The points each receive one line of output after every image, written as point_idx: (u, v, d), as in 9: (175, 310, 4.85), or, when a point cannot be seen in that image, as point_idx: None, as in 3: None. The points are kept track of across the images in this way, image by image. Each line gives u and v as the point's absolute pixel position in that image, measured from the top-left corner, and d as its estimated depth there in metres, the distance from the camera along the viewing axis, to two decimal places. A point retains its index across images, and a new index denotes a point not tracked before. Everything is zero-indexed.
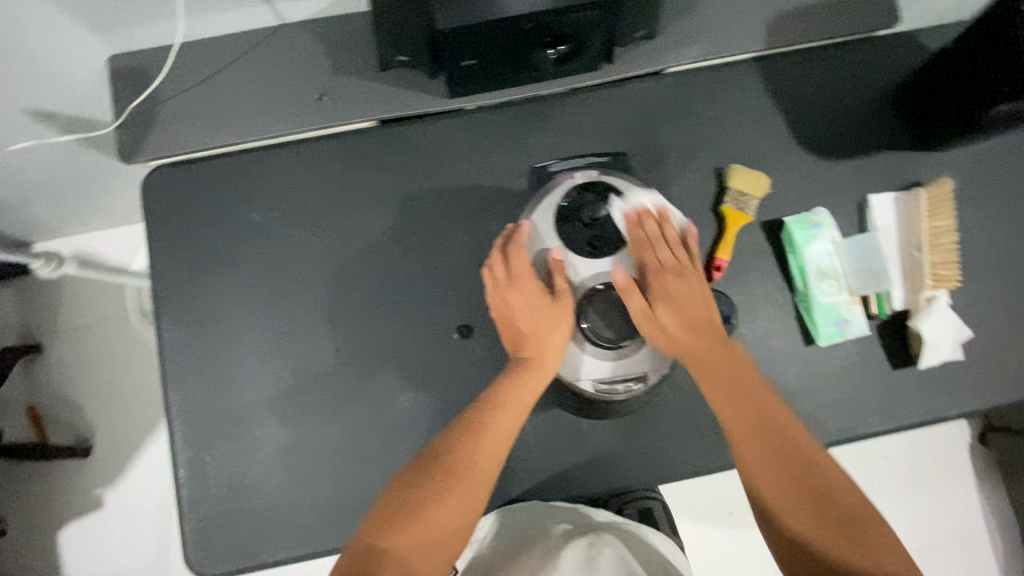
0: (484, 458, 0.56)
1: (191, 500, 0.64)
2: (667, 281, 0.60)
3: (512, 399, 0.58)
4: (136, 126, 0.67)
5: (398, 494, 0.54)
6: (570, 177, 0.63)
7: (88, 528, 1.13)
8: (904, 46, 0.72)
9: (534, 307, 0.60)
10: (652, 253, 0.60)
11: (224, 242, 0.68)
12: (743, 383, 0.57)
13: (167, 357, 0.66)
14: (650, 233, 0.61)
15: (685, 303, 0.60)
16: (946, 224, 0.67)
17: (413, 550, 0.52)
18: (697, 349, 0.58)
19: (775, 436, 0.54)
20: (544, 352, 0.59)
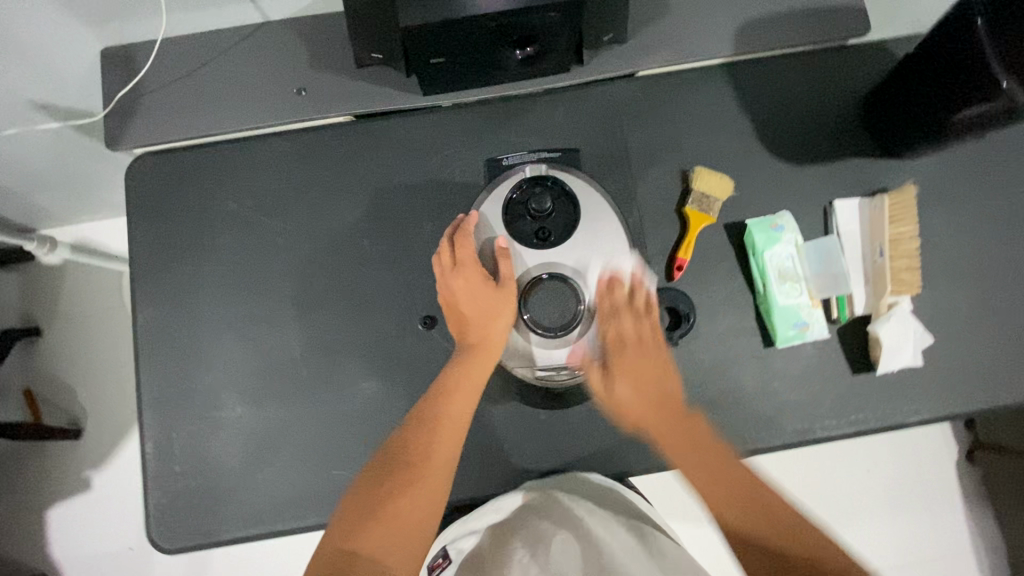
0: (443, 448, 0.57)
1: (158, 474, 0.67)
2: (627, 354, 0.61)
3: (463, 386, 0.59)
4: (123, 114, 0.70)
5: (362, 498, 0.54)
6: (521, 170, 0.66)
7: (75, 509, 1.15)
8: (874, 55, 0.73)
9: (478, 293, 0.62)
10: (615, 325, 0.62)
11: (202, 229, 0.71)
12: (723, 464, 0.56)
13: (142, 336, 0.69)
14: (614, 301, 0.63)
15: (645, 373, 0.61)
16: (909, 229, 0.67)
17: (383, 551, 0.51)
18: (670, 431, 0.59)
19: (768, 519, 0.52)
20: (491, 337, 0.61)
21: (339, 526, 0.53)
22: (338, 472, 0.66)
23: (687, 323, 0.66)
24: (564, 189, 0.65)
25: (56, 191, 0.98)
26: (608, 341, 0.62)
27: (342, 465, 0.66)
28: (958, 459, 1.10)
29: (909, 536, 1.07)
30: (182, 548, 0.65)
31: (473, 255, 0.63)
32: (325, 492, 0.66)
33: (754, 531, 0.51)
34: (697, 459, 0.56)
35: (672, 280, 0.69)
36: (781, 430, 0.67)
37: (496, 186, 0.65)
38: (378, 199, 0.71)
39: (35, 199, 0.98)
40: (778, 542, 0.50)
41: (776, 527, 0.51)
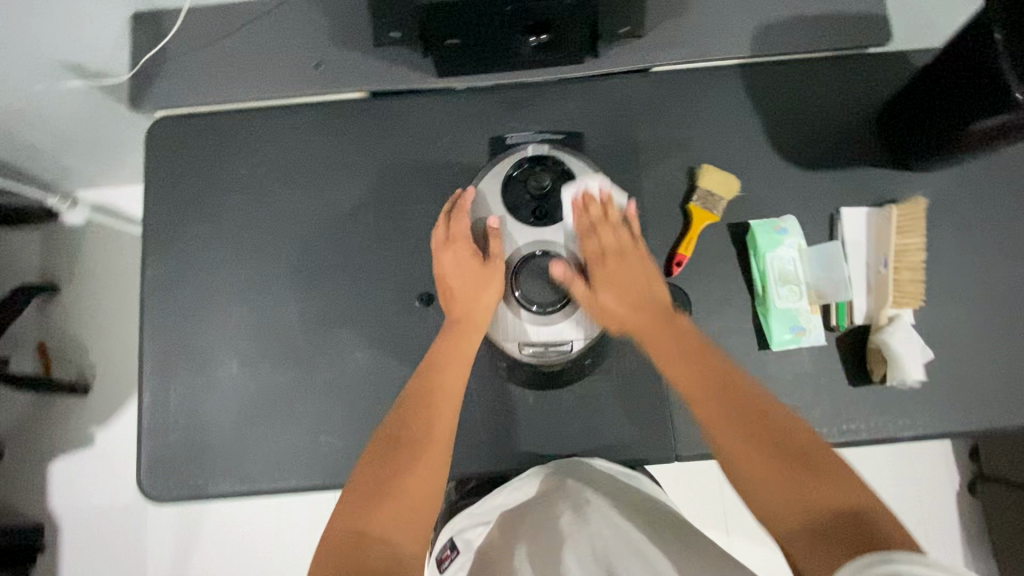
0: (441, 423, 0.56)
1: (151, 426, 0.68)
2: (608, 262, 0.62)
3: (458, 360, 0.60)
4: (148, 78, 0.72)
5: (365, 481, 0.52)
6: (522, 150, 0.66)
7: (76, 463, 1.18)
8: (893, 66, 0.72)
9: (466, 268, 0.62)
10: (596, 235, 0.63)
11: (214, 193, 0.73)
12: (709, 370, 0.54)
13: (149, 292, 0.71)
14: (591, 219, 0.64)
15: (626, 279, 0.61)
16: (915, 242, 0.67)
17: (394, 529, 0.50)
18: (653, 333, 0.58)
19: (758, 426, 0.50)
20: (482, 310, 0.61)
21: (343, 509, 0.51)
22: (325, 438, 0.67)
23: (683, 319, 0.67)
24: (565, 170, 0.65)
25: (80, 152, 1.01)
26: (589, 252, 0.62)
27: (330, 432, 0.67)
28: (959, 490, 1.07)
29: None
30: (171, 498, 0.67)
31: (466, 231, 0.63)
32: (311, 456, 0.67)
33: (745, 434, 0.50)
34: (679, 355, 0.56)
35: (671, 275, 0.69)
36: None
37: (496, 164, 0.66)
38: (386, 175, 0.72)
39: (61, 158, 1.01)
40: (768, 440, 0.49)
41: (766, 429, 0.50)
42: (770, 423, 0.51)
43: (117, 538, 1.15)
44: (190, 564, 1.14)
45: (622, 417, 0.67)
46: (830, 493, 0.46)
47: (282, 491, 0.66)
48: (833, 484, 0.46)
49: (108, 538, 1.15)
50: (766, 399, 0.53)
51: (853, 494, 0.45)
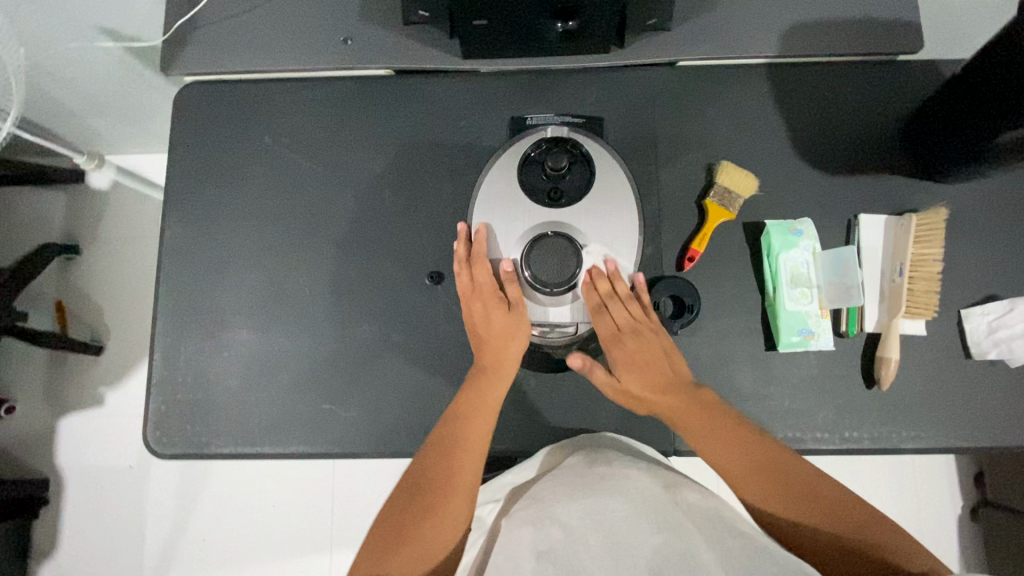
0: (463, 473, 0.57)
1: (160, 382, 0.70)
2: (628, 342, 0.61)
3: (482, 409, 0.60)
4: (179, 41, 0.73)
5: (389, 525, 0.55)
6: (542, 129, 0.65)
7: (85, 420, 1.21)
8: (923, 75, 0.71)
9: (492, 315, 0.62)
10: (610, 315, 0.61)
11: (236, 160, 0.74)
12: (743, 444, 0.56)
13: (166, 252, 0.72)
14: (601, 295, 0.62)
15: (648, 358, 0.61)
16: (933, 253, 0.66)
17: (413, 563, 0.53)
18: (686, 412, 0.59)
19: (800, 494, 0.53)
20: (506, 361, 0.62)
21: (366, 550, 0.54)
22: (327, 407, 0.68)
23: (690, 314, 0.66)
24: (582, 150, 0.64)
25: (109, 117, 1.03)
26: (606, 333, 0.61)
27: (334, 401, 0.68)
28: (960, 514, 1.05)
29: None
30: (174, 454, 0.68)
31: (490, 277, 0.63)
32: (312, 423, 0.68)
33: (786, 501, 0.53)
34: (717, 437, 0.57)
35: (682, 270, 0.69)
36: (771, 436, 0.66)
37: (514, 142, 0.65)
38: (405, 153, 0.73)
39: (89, 122, 1.03)
40: (812, 505, 0.53)
41: (810, 497, 0.53)
42: (814, 490, 0.54)
43: (119, 496, 1.18)
44: (188, 528, 1.16)
45: (622, 407, 0.67)
46: (881, 551, 0.49)
47: (283, 455, 0.67)
48: (882, 541, 0.50)
49: (111, 496, 1.18)
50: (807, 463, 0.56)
51: (905, 552, 0.49)
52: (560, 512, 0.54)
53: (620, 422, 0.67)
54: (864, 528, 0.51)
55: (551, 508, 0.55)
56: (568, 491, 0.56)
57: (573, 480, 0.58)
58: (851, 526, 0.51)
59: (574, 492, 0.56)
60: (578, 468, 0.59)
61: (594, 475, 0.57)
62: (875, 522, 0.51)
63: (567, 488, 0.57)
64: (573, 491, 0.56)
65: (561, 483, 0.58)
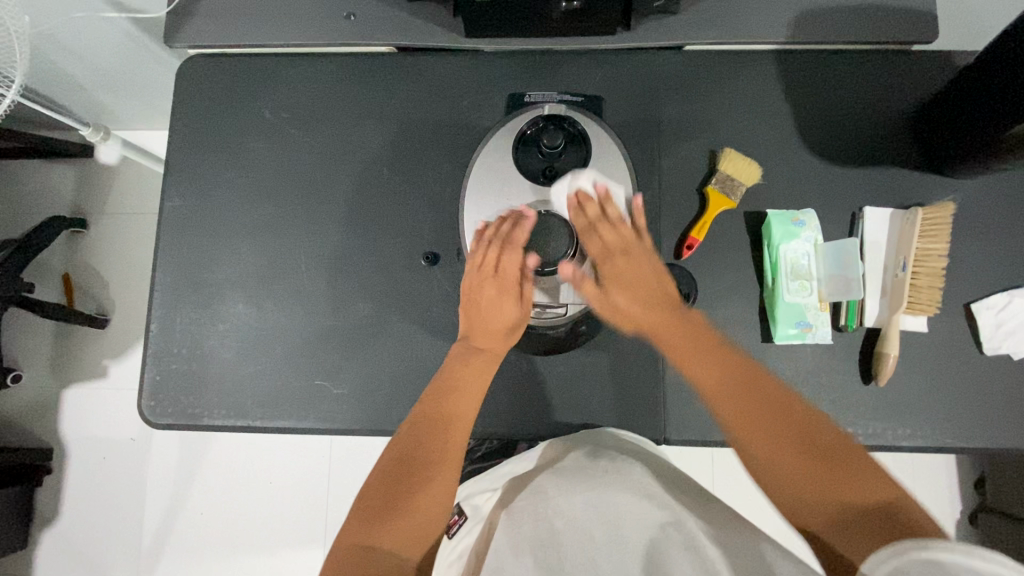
0: (454, 446, 0.58)
1: (155, 352, 0.71)
2: (616, 263, 0.60)
3: (474, 381, 0.61)
4: (181, 12, 0.72)
5: (377, 495, 0.54)
6: (541, 109, 0.64)
7: (88, 391, 1.23)
8: (937, 66, 0.69)
9: (501, 303, 0.61)
10: (598, 234, 0.61)
11: (236, 134, 0.74)
12: (723, 366, 0.55)
13: (165, 224, 0.73)
14: (590, 218, 0.61)
15: (635, 278, 0.60)
16: (937, 248, 0.65)
17: (397, 541, 0.52)
18: (668, 328, 0.58)
19: (779, 420, 0.51)
20: (500, 342, 0.62)
21: (352, 523, 0.53)
22: (319, 383, 0.68)
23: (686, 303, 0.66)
24: (579, 130, 0.63)
25: (115, 90, 1.03)
26: (593, 252, 0.61)
27: (326, 377, 0.69)
28: (959, 518, 1.04)
29: None
30: (168, 425, 0.69)
31: (518, 268, 0.60)
32: (304, 398, 0.68)
33: (765, 422, 0.51)
34: (705, 359, 0.55)
35: (679, 258, 0.68)
36: None
37: (511, 120, 0.64)
38: (404, 132, 0.72)
39: (96, 94, 1.04)
40: (791, 432, 0.51)
41: (790, 422, 0.51)
42: (793, 416, 0.51)
43: (120, 468, 1.19)
44: (186, 501, 1.17)
45: (614, 394, 0.66)
46: (857, 479, 0.47)
47: (274, 428, 0.68)
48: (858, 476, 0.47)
49: (112, 467, 1.19)
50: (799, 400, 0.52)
51: (881, 491, 0.46)
52: (560, 504, 0.53)
53: (612, 410, 0.66)
54: (842, 461, 0.48)
55: (553, 499, 0.54)
56: (570, 484, 0.55)
57: (576, 470, 0.57)
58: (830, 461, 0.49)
59: (575, 483, 0.55)
60: (580, 460, 0.59)
61: (598, 469, 0.57)
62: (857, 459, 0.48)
63: (566, 479, 0.56)
64: (574, 482, 0.55)
65: (563, 472, 0.58)
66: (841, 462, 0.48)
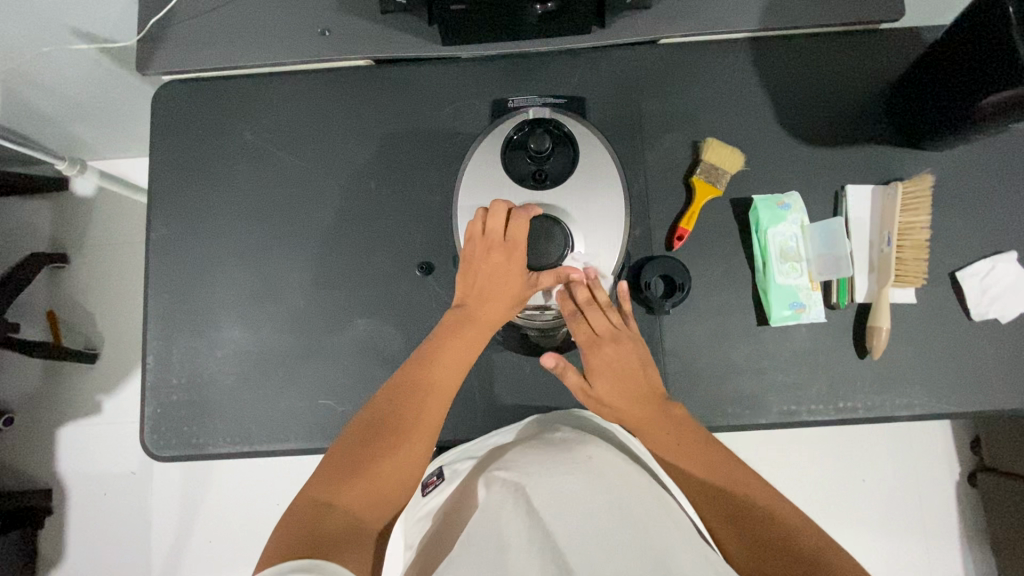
0: (428, 418, 0.57)
1: (154, 384, 0.70)
2: (604, 350, 0.63)
3: (453, 351, 0.60)
4: (153, 40, 0.71)
5: (340, 456, 0.54)
6: (524, 111, 0.64)
7: (84, 428, 1.21)
8: (905, 43, 0.71)
9: (499, 276, 0.62)
10: (586, 320, 0.63)
11: (219, 157, 0.73)
12: (689, 445, 0.60)
13: (153, 254, 0.72)
14: (578, 303, 0.63)
15: (622, 369, 0.63)
16: (920, 221, 0.66)
17: (357, 503, 0.52)
18: (650, 425, 0.61)
19: (739, 502, 0.55)
20: (485, 316, 0.62)
21: (312, 482, 0.53)
22: (323, 401, 0.68)
23: (681, 292, 0.66)
24: (565, 130, 0.63)
25: (89, 121, 1.01)
26: (582, 340, 0.63)
27: (330, 395, 0.68)
28: (959, 481, 1.07)
29: (899, 551, 1.05)
30: (173, 456, 0.69)
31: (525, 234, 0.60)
32: (310, 418, 0.68)
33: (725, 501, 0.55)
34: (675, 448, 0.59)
35: (672, 249, 0.69)
36: (766, 410, 0.66)
37: (495, 125, 0.64)
38: (389, 144, 0.72)
39: (69, 127, 1.02)
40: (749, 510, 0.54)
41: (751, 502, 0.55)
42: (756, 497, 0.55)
43: (123, 503, 1.18)
44: (193, 530, 1.16)
45: None
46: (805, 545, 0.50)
47: (283, 451, 0.68)
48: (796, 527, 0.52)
49: (114, 503, 1.18)
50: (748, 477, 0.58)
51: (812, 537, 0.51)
52: (537, 485, 0.52)
53: None
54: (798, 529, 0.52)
55: (532, 478, 0.53)
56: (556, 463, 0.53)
57: (561, 450, 0.56)
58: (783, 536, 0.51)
59: (558, 463, 0.53)
60: (568, 441, 0.58)
61: (585, 453, 0.55)
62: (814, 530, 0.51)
63: (546, 461, 0.54)
64: (554, 464, 0.53)
65: (541, 452, 0.56)
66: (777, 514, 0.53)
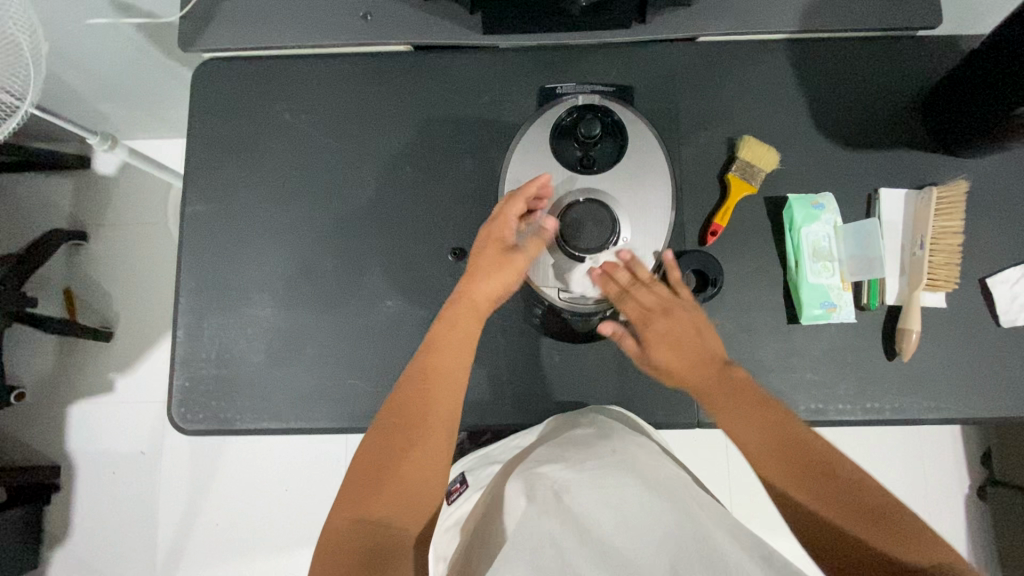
0: (438, 409, 0.54)
1: (184, 358, 0.70)
2: (658, 324, 0.59)
3: (456, 343, 0.57)
4: (197, 16, 0.72)
5: (362, 466, 0.52)
6: (570, 99, 0.65)
7: (97, 406, 1.20)
8: (940, 51, 0.72)
9: (488, 255, 0.60)
10: (634, 299, 0.59)
11: (256, 135, 0.74)
12: (767, 417, 0.53)
13: (188, 228, 0.72)
14: (619, 285, 0.59)
15: (679, 338, 0.59)
16: (953, 226, 0.67)
17: (387, 513, 0.50)
18: (711, 390, 0.56)
19: (837, 488, 0.49)
20: (480, 301, 0.60)
21: (341, 498, 0.51)
22: (352, 380, 0.68)
23: (715, 288, 0.66)
24: (613, 119, 0.63)
25: (118, 99, 1.02)
26: (635, 315, 0.60)
27: (358, 375, 0.69)
28: (967, 493, 1.07)
29: None
30: (199, 430, 0.69)
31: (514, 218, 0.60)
32: (337, 397, 0.68)
33: (817, 491, 0.49)
34: (747, 414, 0.54)
35: (705, 245, 0.69)
36: (794, 407, 0.66)
37: (539, 114, 0.64)
38: (425, 130, 0.73)
39: (97, 104, 1.02)
40: (847, 509, 0.47)
41: (836, 486, 0.49)
42: (843, 480, 0.49)
43: (134, 482, 1.17)
44: (202, 511, 1.16)
45: (646, 378, 0.67)
46: (894, 547, 0.45)
47: (310, 429, 0.68)
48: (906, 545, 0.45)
49: (124, 482, 1.17)
50: (839, 459, 0.51)
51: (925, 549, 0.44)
52: (566, 485, 0.51)
53: (646, 395, 0.67)
54: (893, 524, 0.46)
55: (561, 479, 0.52)
56: (580, 462, 0.54)
57: (582, 448, 0.56)
58: (880, 535, 0.46)
59: (585, 463, 0.53)
60: (588, 438, 0.58)
61: (607, 448, 0.56)
62: (907, 521, 0.46)
63: (573, 461, 0.54)
64: (580, 463, 0.54)
65: (567, 453, 0.56)
66: (880, 515, 0.47)
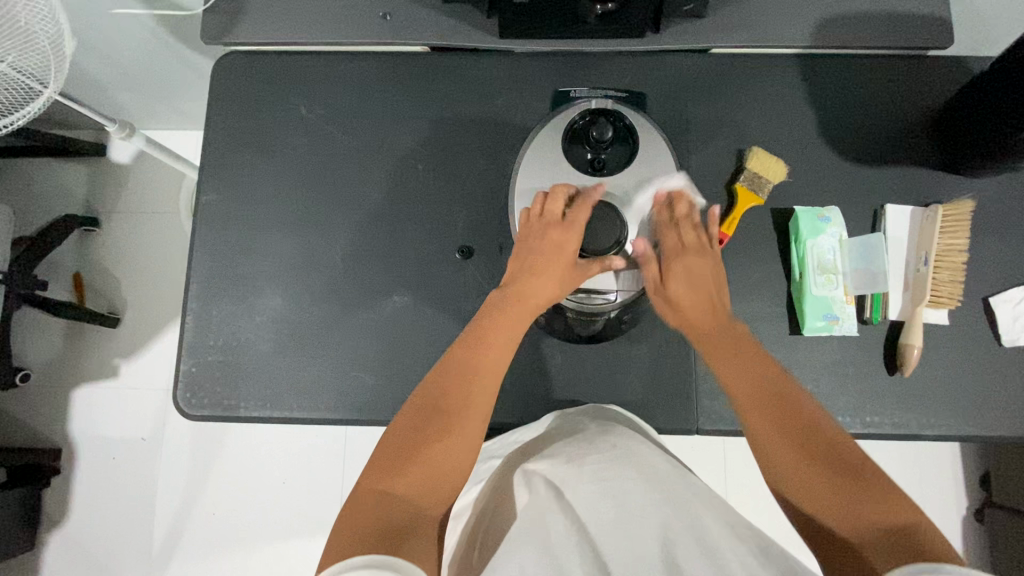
0: (478, 400, 0.56)
1: (192, 343, 0.71)
2: (688, 259, 0.61)
3: (498, 337, 0.59)
4: (220, 10, 0.73)
5: (392, 445, 0.53)
6: (582, 104, 0.66)
7: (101, 390, 1.22)
8: (949, 71, 0.72)
9: (549, 255, 0.61)
10: (676, 233, 0.63)
11: (272, 129, 0.75)
12: (759, 372, 0.56)
13: (201, 216, 0.74)
14: (667, 218, 0.63)
15: (698, 277, 0.61)
16: (957, 244, 0.67)
17: (412, 490, 0.50)
18: (711, 339, 0.59)
19: (815, 442, 0.51)
20: (529, 300, 0.61)
21: (367, 472, 0.52)
22: (355, 373, 0.69)
23: None
24: (625, 125, 0.64)
25: (137, 88, 1.04)
26: (670, 246, 0.62)
27: (362, 368, 0.69)
28: (965, 514, 1.06)
29: None
30: (204, 415, 0.70)
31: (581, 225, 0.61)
32: (340, 388, 0.69)
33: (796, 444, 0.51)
34: (739, 364, 0.57)
35: None
36: None
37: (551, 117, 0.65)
38: (439, 129, 0.74)
39: (116, 92, 1.04)
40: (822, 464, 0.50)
41: (814, 441, 0.51)
42: (825, 437, 0.51)
43: (133, 468, 1.18)
44: (200, 500, 1.16)
45: (646, 383, 0.68)
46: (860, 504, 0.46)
47: (312, 420, 0.69)
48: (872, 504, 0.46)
49: (124, 467, 1.18)
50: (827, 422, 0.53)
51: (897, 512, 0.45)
52: (566, 480, 0.52)
53: (646, 400, 0.68)
54: (865, 483, 0.47)
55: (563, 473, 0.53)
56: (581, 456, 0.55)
57: (583, 444, 0.57)
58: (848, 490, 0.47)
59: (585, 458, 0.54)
60: (589, 435, 0.59)
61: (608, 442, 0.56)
62: (879, 483, 0.47)
63: (575, 456, 0.55)
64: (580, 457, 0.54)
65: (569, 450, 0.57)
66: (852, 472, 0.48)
